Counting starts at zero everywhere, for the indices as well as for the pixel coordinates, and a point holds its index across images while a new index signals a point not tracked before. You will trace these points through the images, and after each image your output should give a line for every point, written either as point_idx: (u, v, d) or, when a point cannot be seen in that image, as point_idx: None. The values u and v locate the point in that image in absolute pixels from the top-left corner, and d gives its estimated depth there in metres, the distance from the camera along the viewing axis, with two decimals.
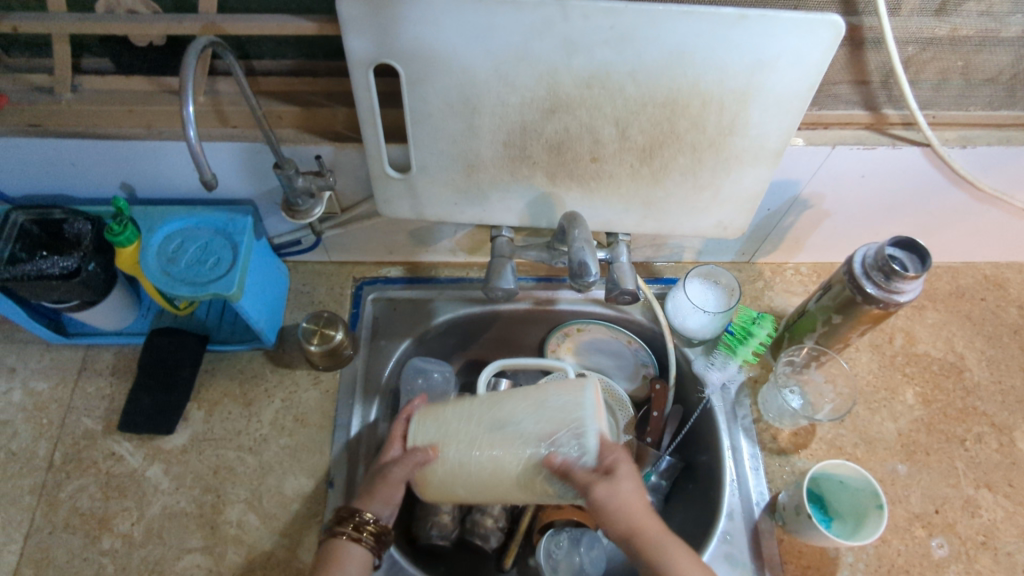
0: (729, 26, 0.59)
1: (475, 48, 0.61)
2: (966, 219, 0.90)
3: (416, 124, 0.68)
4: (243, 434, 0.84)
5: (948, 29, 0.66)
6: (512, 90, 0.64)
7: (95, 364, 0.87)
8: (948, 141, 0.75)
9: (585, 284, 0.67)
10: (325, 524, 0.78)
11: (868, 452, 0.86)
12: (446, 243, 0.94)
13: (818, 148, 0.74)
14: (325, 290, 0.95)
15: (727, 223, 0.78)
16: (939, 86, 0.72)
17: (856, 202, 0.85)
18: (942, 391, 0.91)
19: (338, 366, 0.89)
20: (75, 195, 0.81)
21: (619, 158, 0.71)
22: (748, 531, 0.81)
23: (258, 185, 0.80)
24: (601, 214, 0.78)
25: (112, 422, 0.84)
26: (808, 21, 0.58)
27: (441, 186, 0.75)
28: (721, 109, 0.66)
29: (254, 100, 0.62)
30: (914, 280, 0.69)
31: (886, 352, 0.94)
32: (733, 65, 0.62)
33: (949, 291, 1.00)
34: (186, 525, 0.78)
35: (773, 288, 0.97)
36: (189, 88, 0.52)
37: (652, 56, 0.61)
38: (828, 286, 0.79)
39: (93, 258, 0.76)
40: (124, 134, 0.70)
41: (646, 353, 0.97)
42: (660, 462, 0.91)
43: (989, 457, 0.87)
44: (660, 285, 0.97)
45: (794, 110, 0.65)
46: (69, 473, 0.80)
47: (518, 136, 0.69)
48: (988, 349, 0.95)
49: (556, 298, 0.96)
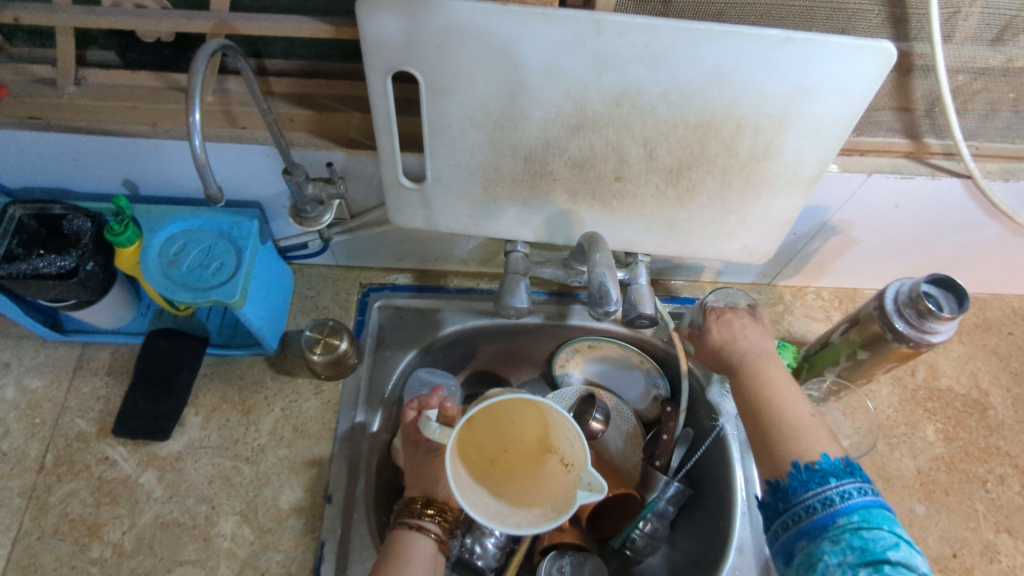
0: (772, 49, 0.55)
1: (500, 59, 0.58)
2: (1000, 252, 0.86)
3: (434, 135, 0.65)
4: (240, 443, 0.81)
5: (1002, 59, 0.63)
6: (538, 104, 0.61)
7: (91, 363, 0.85)
8: (991, 174, 0.70)
9: (606, 313, 0.64)
10: (321, 542, 0.76)
11: (886, 490, 0.83)
12: (458, 252, 0.90)
13: (853, 175, 0.70)
14: (331, 295, 0.92)
15: (753, 249, 0.75)
16: (986, 117, 0.69)
17: (887, 230, 0.81)
18: (964, 429, 0.88)
19: (341, 376, 0.86)
20: (76, 190, 0.78)
21: (645, 178, 0.68)
22: (758, 566, 0.78)
23: (265, 187, 0.77)
24: (621, 234, 0.74)
25: (106, 425, 0.81)
26: (858, 47, 0.55)
27: (456, 198, 0.72)
28: (757, 133, 0.62)
29: (265, 105, 0.59)
30: (949, 322, 0.66)
31: (907, 385, 0.91)
32: (774, 90, 0.58)
33: (976, 323, 0.96)
34: (178, 537, 0.75)
35: (793, 313, 0.94)
36: (196, 94, 0.48)
37: (688, 76, 0.58)
38: (855, 319, 0.75)
39: (92, 258, 0.73)
40: (127, 131, 0.67)
41: (658, 374, 0.94)
42: (667, 489, 0.85)
43: (1011, 500, 0.84)
44: (674, 304, 0.93)
45: (834, 139, 0.62)
46: (61, 477, 0.78)
47: (540, 151, 0.66)
48: (1014, 387, 0.91)
49: (568, 313, 0.93)
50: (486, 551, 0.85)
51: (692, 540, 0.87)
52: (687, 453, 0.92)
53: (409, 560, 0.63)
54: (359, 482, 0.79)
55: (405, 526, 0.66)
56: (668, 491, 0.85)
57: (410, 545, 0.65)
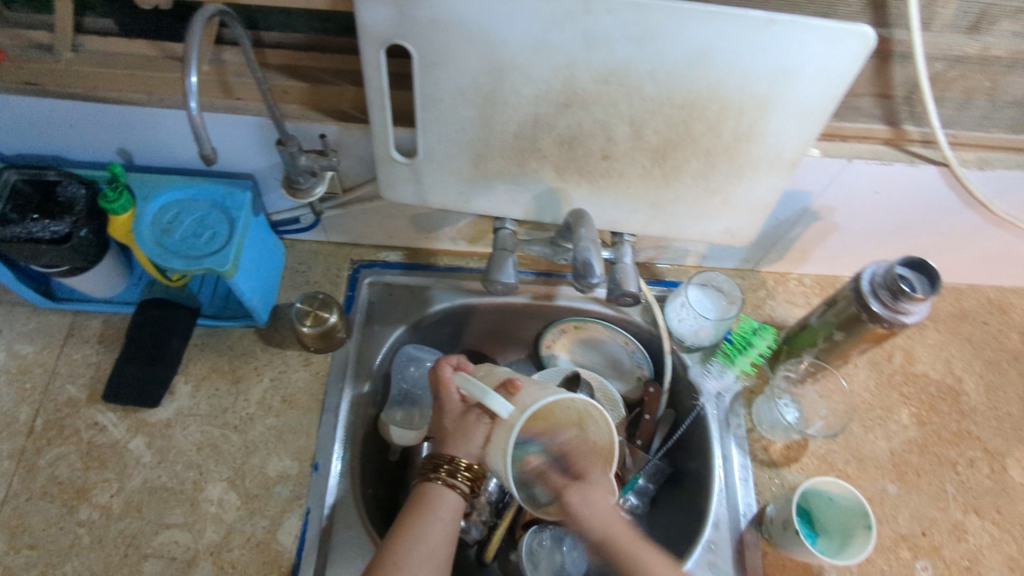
0: (756, 31, 0.57)
1: (491, 34, 0.59)
2: (976, 242, 0.89)
3: (426, 109, 0.66)
4: (229, 412, 0.83)
5: (978, 47, 0.65)
6: (528, 80, 0.63)
7: (82, 331, 0.86)
8: (966, 163, 0.72)
9: (589, 284, 0.66)
10: (306, 509, 0.77)
11: (859, 470, 0.86)
12: (448, 230, 0.92)
13: (834, 160, 0.72)
14: (321, 270, 0.93)
15: (736, 231, 0.77)
16: (963, 106, 0.71)
17: (867, 217, 0.83)
18: (937, 413, 0.91)
19: (330, 349, 0.87)
20: (70, 157, 0.79)
21: (631, 157, 0.69)
22: (733, 542, 0.80)
23: (258, 159, 0.78)
24: (607, 213, 0.76)
25: (96, 391, 0.82)
26: (839, 31, 0.57)
27: (447, 173, 0.73)
28: (740, 114, 0.64)
29: (260, 74, 0.60)
30: (921, 301, 0.68)
31: (884, 370, 0.93)
32: (757, 71, 0.60)
33: (952, 312, 0.99)
34: (165, 501, 0.77)
35: (775, 298, 0.96)
36: (191, 58, 0.49)
37: (674, 55, 0.59)
38: (833, 301, 0.77)
39: (85, 224, 0.74)
40: (123, 98, 0.68)
41: (642, 355, 0.95)
42: (647, 465, 0.90)
43: (980, 482, 0.86)
44: (660, 287, 0.95)
45: (815, 121, 0.64)
46: (50, 440, 0.79)
47: (529, 128, 0.67)
48: (987, 374, 0.94)
49: (555, 294, 0.95)
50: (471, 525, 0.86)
51: (671, 518, 0.89)
52: (669, 430, 0.94)
53: (440, 516, 0.66)
54: (347, 452, 0.81)
55: (435, 480, 0.68)
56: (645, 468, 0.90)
57: (438, 498, 0.67)
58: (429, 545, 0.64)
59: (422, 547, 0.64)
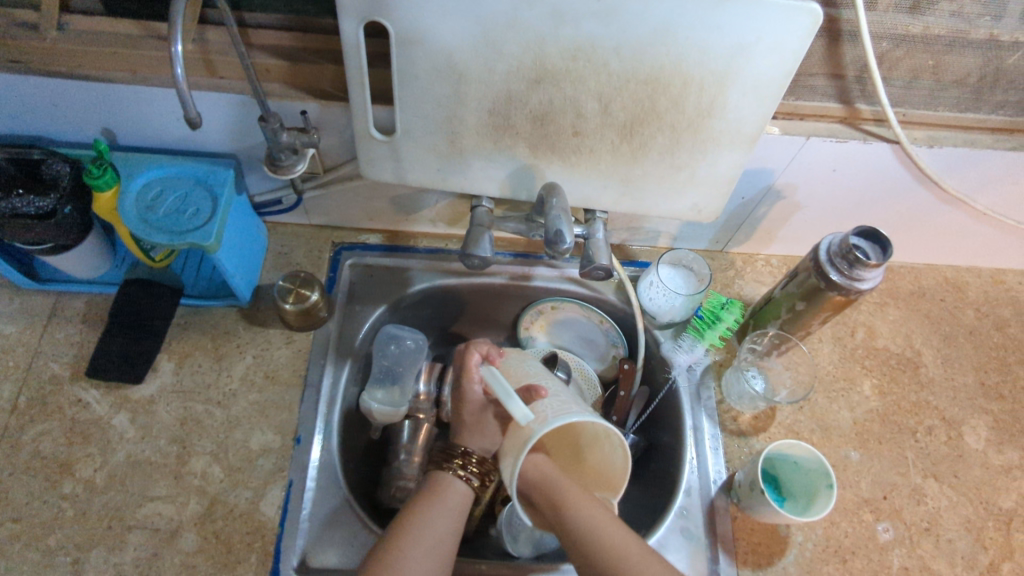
0: (711, 7, 0.61)
1: (464, 11, 0.62)
2: (930, 220, 0.93)
3: (403, 86, 0.69)
4: (212, 388, 0.84)
5: (921, 27, 0.68)
6: (500, 57, 0.66)
7: (66, 311, 0.87)
8: (917, 140, 0.78)
9: (559, 252, 0.69)
10: (289, 480, 0.79)
11: (824, 439, 0.89)
12: (427, 212, 0.95)
13: (794, 137, 0.76)
14: (303, 252, 0.95)
15: (702, 207, 0.80)
16: (909, 85, 0.75)
17: (827, 195, 0.88)
18: (898, 384, 0.95)
19: (312, 328, 0.89)
20: (54, 137, 0.80)
21: (600, 133, 0.73)
22: (704, 507, 0.83)
23: (241, 139, 0.80)
24: (579, 190, 0.79)
25: (79, 369, 0.83)
26: (788, 8, 0.61)
27: (425, 151, 0.76)
28: (701, 90, 0.68)
29: (243, 49, 0.63)
30: (875, 268, 0.72)
31: (847, 345, 0.97)
32: (714, 47, 0.64)
33: (911, 290, 1.03)
34: (149, 474, 0.78)
35: (743, 278, 1.00)
36: (177, 28, 0.52)
37: (636, 32, 0.63)
38: (795, 274, 0.81)
39: (69, 202, 0.76)
40: (108, 77, 0.70)
41: (616, 334, 0.99)
42: (622, 441, 0.92)
43: (938, 448, 0.90)
44: (633, 267, 0.99)
45: (770, 97, 0.68)
46: (33, 417, 0.80)
47: (503, 105, 0.70)
48: (944, 348, 0.98)
49: (532, 274, 0.97)
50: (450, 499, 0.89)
51: (645, 490, 0.91)
52: (643, 406, 0.97)
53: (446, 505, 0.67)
54: (329, 425, 0.83)
55: (447, 470, 0.70)
56: (623, 444, 0.92)
57: (448, 488, 0.69)
58: (432, 531, 0.64)
59: (421, 540, 0.63)
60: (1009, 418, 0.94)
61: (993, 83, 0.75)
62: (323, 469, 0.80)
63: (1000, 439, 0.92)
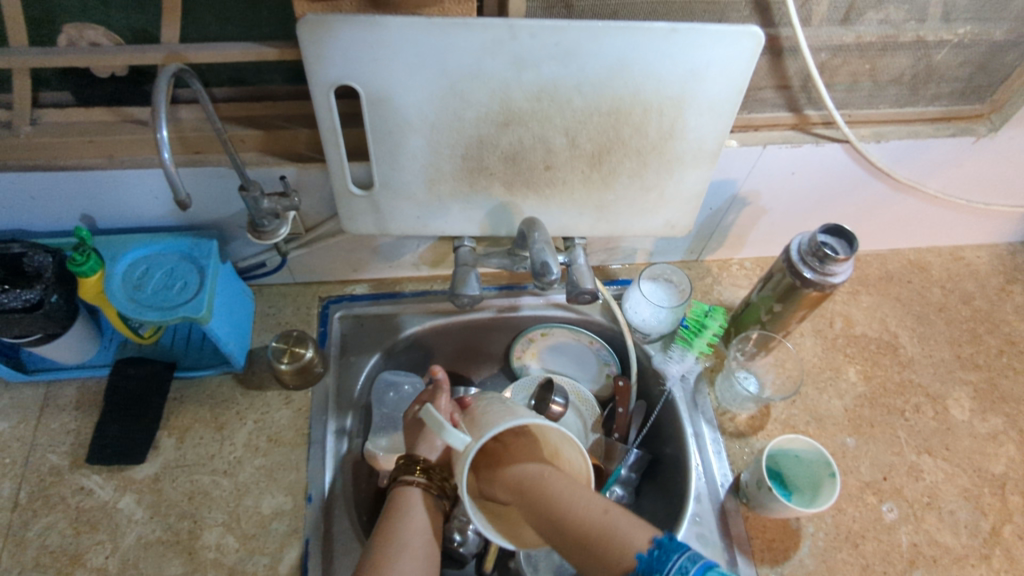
0: (663, 39, 0.64)
1: (430, 67, 0.65)
2: (888, 209, 0.99)
3: (377, 142, 0.71)
4: (216, 458, 0.84)
5: (854, 36, 0.74)
6: (468, 105, 0.69)
7: (58, 400, 0.86)
8: (864, 137, 0.84)
9: (547, 283, 0.71)
10: (305, 541, 0.78)
11: (819, 429, 0.93)
12: (409, 257, 0.97)
13: (751, 148, 0.81)
14: (291, 311, 0.96)
15: (675, 223, 0.84)
16: (851, 88, 0.81)
17: (789, 196, 0.92)
18: (880, 367, 0.99)
19: (309, 384, 0.89)
20: (34, 228, 0.81)
21: (571, 164, 0.76)
22: (716, 512, 0.84)
23: (222, 210, 0.81)
24: (557, 220, 0.82)
25: (79, 456, 0.82)
26: (731, 33, 0.65)
27: (403, 201, 0.78)
28: (661, 114, 0.71)
29: (220, 124, 0.64)
30: (844, 263, 0.76)
31: (827, 336, 1.01)
32: (669, 75, 0.68)
33: (880, 276, 1.08)
34: (162, 554, 0.77)
35: (721, 283, 1.04)
36: (161, 114, 0.54)
37: (595, 70, 0.67)
38: (770, 275, 0.86)
39: (55, 290, 0.77)
40: (84, 164, 0.72)
41: (608, 352, 1.00)
42: (628, 456, 0.93)
43: (927, 424, 0.94)
44: (615, 286, 1.02)
45: (726, 114, 0.72)
46: (37, 511, 0.79)
47: (475, 149, 0.73)
48: (918, 327, 1.03)
49: (519, 304, 0.99)
50: (467, 539, 0.88)
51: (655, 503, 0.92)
52: (642, 420, 0.98)
53: (409, 512, 0.68)
54: (337, 480, 0.83)
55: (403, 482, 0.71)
56: (628, 460, 0.92)
57: (408, 497, 0.70)
58: (405, 538, 0.65)
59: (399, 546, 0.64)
60: (989, 386, 0.98)
61: (926, 78, 0.81)
62: (338, 524, 0.80)
63: (983, 407, 0.96)
